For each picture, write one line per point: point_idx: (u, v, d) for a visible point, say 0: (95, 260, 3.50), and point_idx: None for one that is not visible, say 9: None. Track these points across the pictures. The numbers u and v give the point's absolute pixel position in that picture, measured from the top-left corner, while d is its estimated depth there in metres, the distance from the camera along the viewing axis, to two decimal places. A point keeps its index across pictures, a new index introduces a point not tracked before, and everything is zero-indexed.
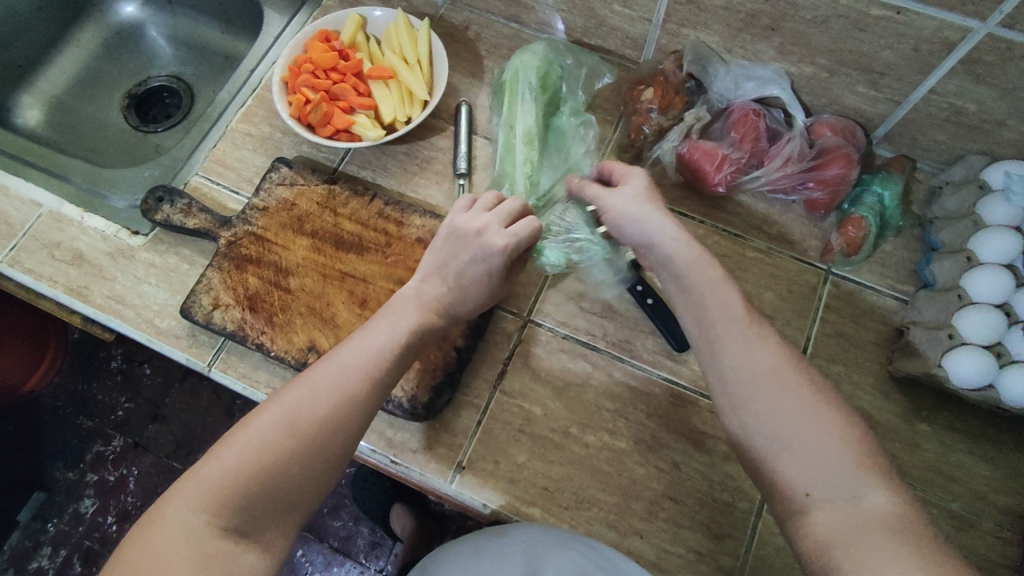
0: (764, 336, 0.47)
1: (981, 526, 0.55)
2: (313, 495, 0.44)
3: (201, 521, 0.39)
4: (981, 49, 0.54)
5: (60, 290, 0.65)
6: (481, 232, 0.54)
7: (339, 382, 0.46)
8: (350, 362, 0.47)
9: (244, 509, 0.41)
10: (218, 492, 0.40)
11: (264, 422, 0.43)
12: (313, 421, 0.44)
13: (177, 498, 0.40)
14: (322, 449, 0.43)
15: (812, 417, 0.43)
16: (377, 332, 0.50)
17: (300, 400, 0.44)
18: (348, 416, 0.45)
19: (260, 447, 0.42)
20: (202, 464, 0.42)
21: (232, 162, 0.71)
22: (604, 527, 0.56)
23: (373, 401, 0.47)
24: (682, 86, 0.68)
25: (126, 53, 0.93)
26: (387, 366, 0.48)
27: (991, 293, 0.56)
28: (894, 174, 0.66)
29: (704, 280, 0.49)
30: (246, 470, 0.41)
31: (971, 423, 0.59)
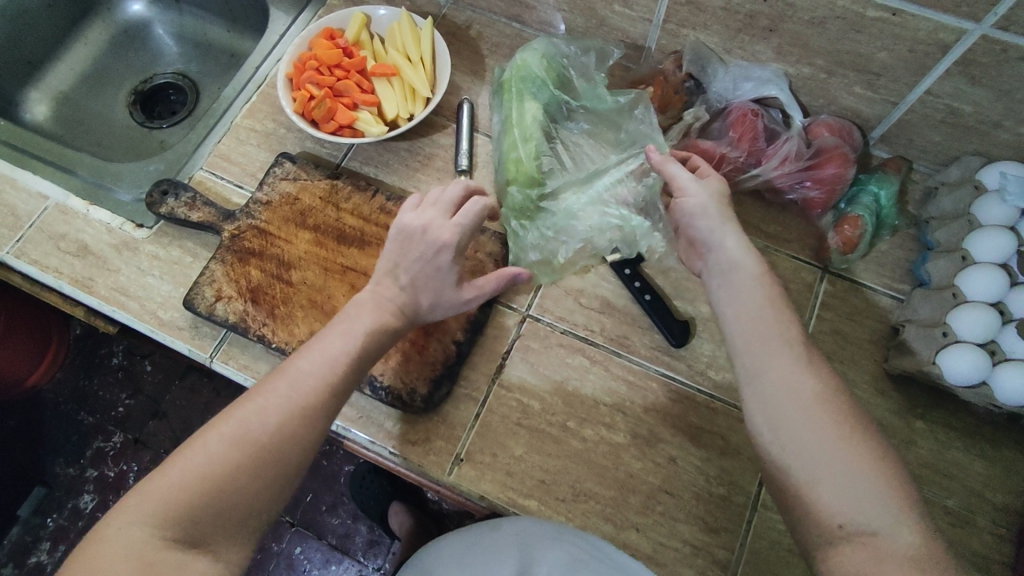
0: (812, 360, 0.48)
1: (977, 523, 0.56)
2: (270, 506, 0.44)
3: (143, 534, 0.40)
4: (976, 51, 0.54)
5: (65, 281, 0.65)
6: (424, 228, 0.55)
7: (293, 392, 0.47)
8: (304, 371, 0.48)
9: (190, 521, 0.41)
10: (162, 508, 0.41)
11: (216, 435, 0.44)
12: (264, 432, 0.45)
13: (121, 514, 0.40)
14: (275, 461, 0.44)
15: (850, 450, 0.44)
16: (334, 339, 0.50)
17: (250, 411, 0.45)
18: (301, 423, 0.46)
19: (206, 461, 0.43)
20: (153, 478, 0.42)
21: (237, 157, 0.72)
22: (601, 520, 0.56)
23: (327, 408, 0.47)
24: (681, 86, 0.70)
25: (133, 50, 0.94)
26: (340, 373, 0.49)
27: (986, 292, 0.56)
28: (891, 175, 0.67)
29: (759, 296, 0.51)
30: (191, 485, 0.42)
31: (966, 421, 0.59)
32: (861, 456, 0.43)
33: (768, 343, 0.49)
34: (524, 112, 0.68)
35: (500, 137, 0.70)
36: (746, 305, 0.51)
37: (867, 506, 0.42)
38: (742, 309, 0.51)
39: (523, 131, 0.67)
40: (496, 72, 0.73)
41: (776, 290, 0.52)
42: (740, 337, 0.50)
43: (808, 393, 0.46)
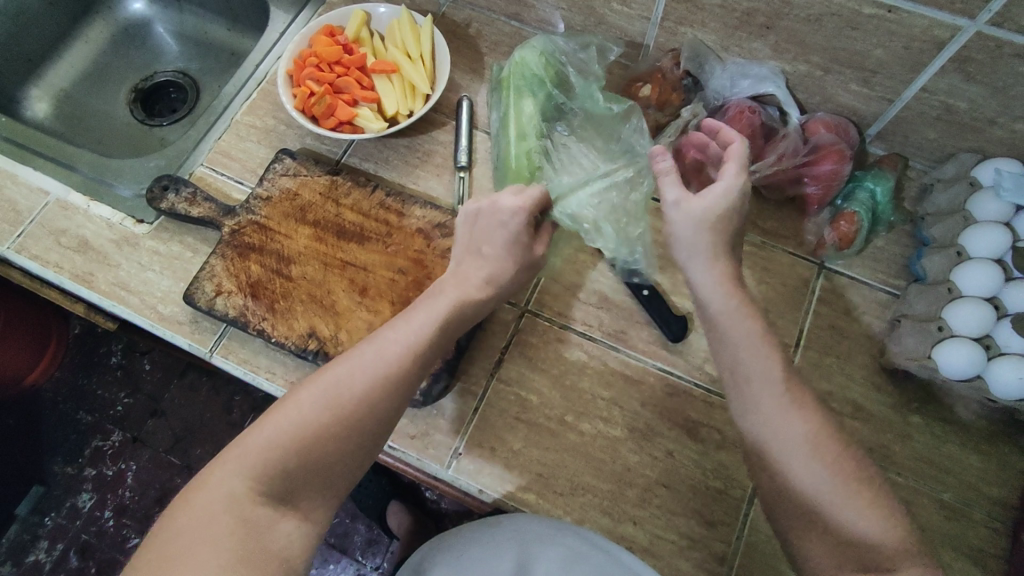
0: (797, 399, 0.47)
1: (972, 516, 0.56)
2: (355, 469, 0.46)
3: (240, 487, 0.42)
4: (970, 47, 0.55)
5: (65, 276, 0.66)
6: (494, 203, 0.54)
7: (381, 362, 0.47)
8: (392, 340, 0.48)
9: (282, 478, 0.43)
10: (259, 464, 0.43)
11: (307, 397, 0.45)
12: (354, 397, 0.45)
13: (224, 462, 0.43)
14: (361, 429, 0.45)
15: (852, 493, 0.44)
16: (424, 311, 0.50)
17: (341, 374, 0.46)
18: (388, 393, 0.46)
19: (299, 423, 0.44)
20: (250, 432, 0.44)
21: (237, 153, 0.73)
22: (599, 513, 0.57)
23: (414, 378, 0.48)
24: (679, 83, 0.70)
25: (133, 49, 0.95)
26: (426, 350, 0.48)
27: (982, 286, 0.56)
28: (886, 171, 0.67)
29: (739, 333, 0.49)
30: (285, 443, 0.43)
31: (962, 416, 0.59)
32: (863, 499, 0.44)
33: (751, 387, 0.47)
34: (523, 109, 0.68)
35: (498, 133, 0.70)
36: (730, 345, 0.49)
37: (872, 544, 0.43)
38: (728, 353, 0.49)
39: (523, 127, 0.68)
40: (496, 68, 0.74)
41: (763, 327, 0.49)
42: (732, 379, 0.49)
43: (798, 439, 0.45)
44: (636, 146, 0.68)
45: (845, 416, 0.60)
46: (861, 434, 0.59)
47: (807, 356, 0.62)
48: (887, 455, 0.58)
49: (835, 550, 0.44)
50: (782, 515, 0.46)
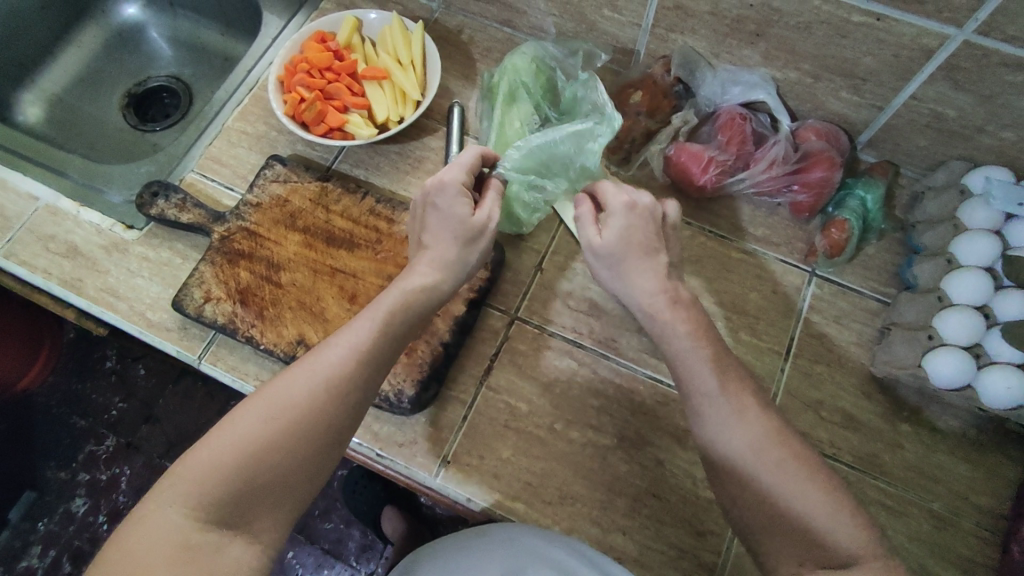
0: (751, 405, 0.48)
1: (962, 526, 0.56)
2: (309, 481, 0.46)
3: (179, 515, 0.41)
4: (959, 56, 0.55)
5: (54, 282, 0.65)
6: (426, 186, 0.55)
7: (324, 369, 0.47)
8: (334, 347, 0.48)
9: (227, 500, 0.42)
10: (198, 490, 0.42)
11: (248, 414, 0.45)
12: (295, 408, 0.45)
13: (161, 492, 0.42)
14: (308, 438, 0.45)
15: (808, 489, 0.45)
16: (365, 314, 0.50)
17: (280, 389, 0.46)
18: (334, 398, 0.46)
19: (237, 443, 0.44)
20: (191, 455, 0.44)
21: (228, 159, 0.72)
22: (587, 522, 0.56)
23: (361, 380, 0.48)
24: (670, 90, 0.69)
25: (127, 54, 0.95)
26: (371, 356, 0.49)
27: (971, 295, 0.56)
28: (877, 178, 0.67)
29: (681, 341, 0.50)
30: (225, 464, 0.43)
31: (953, 425, 0.59)
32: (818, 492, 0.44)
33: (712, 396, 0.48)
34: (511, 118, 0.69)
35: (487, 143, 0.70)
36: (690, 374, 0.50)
37: (828, 538, 0.43)
38: (682, 364, 0.50)
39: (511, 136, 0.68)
40: (484, 74, 0.74)
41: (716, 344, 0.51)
42: (689, 393, 0.50)
43: (754, 445, 0.46)
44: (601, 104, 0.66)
45: (835, 425, 0.60)
46: (851, 443, 0.59)
47: (797, 364, 0.62)
48: (877, 463, 0.58)
49: (797, 559, 0.44)
50: (744, 519, 0.46)
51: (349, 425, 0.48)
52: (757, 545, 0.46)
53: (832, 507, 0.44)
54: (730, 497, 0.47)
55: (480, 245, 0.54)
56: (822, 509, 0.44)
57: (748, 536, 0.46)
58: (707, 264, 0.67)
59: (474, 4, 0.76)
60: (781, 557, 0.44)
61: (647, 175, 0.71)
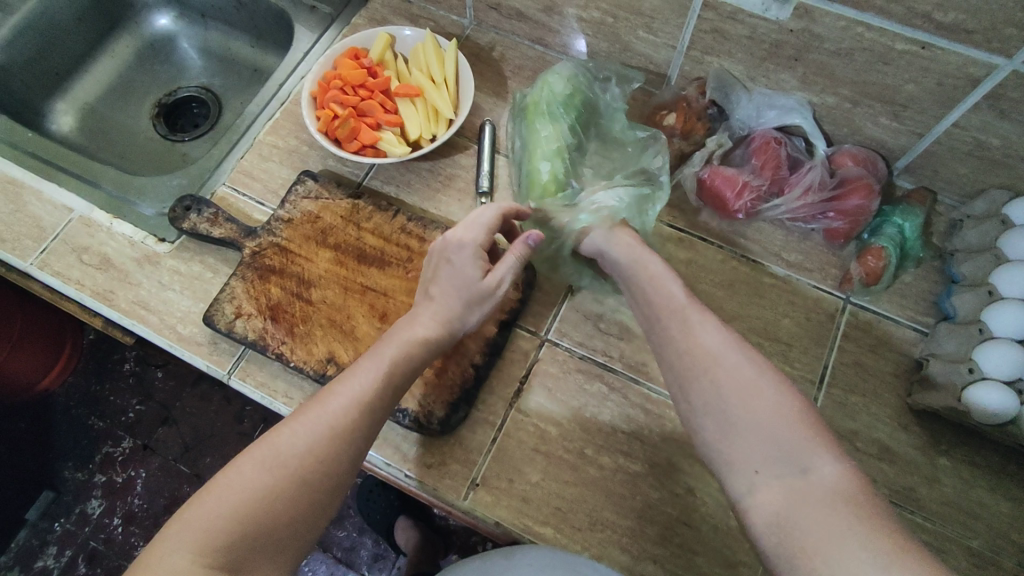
0: (706, 325, 0.52)
1: (1002, 564, 0.54)
2: (310, 529, 0.45)
3: (185, 562, 0.40)
4: (1006, 85, 0.54)
5: (86, 294, 0.66)
6: (445, 238, 0.58)
7: (327, 418, 0.47)
8: (337, 394, 0.49)
9: (231, 545, 0.41)
10: (202, 534, 0.41)
11: (252, 463, 0.44)
12: (298, 456, 0.45)
13: (167, 541, 0.41)
14: (311, 488, 0.45)
15: (758, 391, 0.46)
16: (368, 362, 0.51)
17: (283, 439, 0.46)
18: (336, 448, 0.46)
19: (242, 490, 0.43)
20: (193, 504, 0.43)
21: (259, 173, 0.73)
22: (617, 550, 0.56)
23: (362, 429, 0.48)
24: (704, 112, 0.69)
25: (158, 63, 0.96)
26: (375, 404, 0.49)
27: (1014, 328, 0.55)
28: (915, 206, 0.66)
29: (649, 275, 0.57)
30: (230, 512, 0.42)
31: (992, 460, 0.58)
32: (772, 391, 0.46)
33: (676, 319, 0.53)
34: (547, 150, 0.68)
35: (521, 172, 0.69)
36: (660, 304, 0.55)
37: (779, 450, 0.44)
38: (652, 305, 0.55)
39: (554, 174, 0.67)
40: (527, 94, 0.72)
41: (675, 282, 0.56)
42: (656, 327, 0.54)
43: (712, 351, 0.50)
44: (654, 169, 0.67)
45: (870, 456, 0.59)
46: (887, 475, 0.58)
47: (832, 394, 0.61)
48: (913, 498, 0.57)
49: (751, 468, 0.45)
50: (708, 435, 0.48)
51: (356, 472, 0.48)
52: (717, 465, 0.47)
53: (785, 414, 0.45)
54: (684, 409, 0.50)
55: (484, 307, 0.58)
56: (772, 413, 0.45)
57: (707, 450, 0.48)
58: (739, 288, 0.66)
59: (507, 22, 0.76)
60: (735, 470, 0.45)
61: (679, 197, 0.70)
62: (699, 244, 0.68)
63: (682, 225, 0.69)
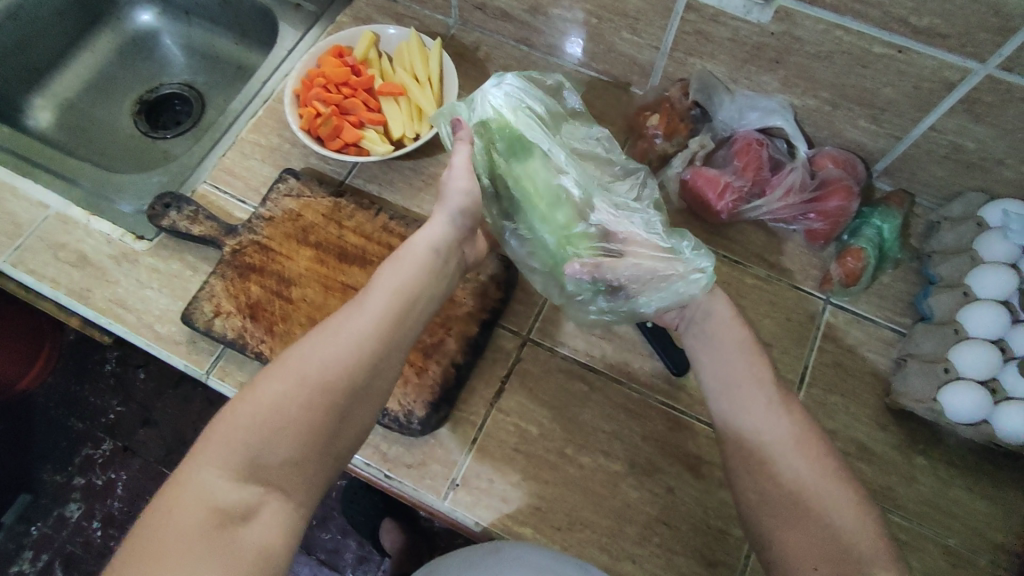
0: (789, 408, 0.51)
1: (976, 562, 0.55)
2: (339, 439, 0.44)
3: (216, 475, 0.40)
4: (980, 89, 0.55)
5: (62, 291, 0.65)
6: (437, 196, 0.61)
7: (353, 327, 0.47)
8: (350, 313, 0.48)
9: (257, 457, 0.41)
10: (229, 450, 0.41)
11: (266, 381, 0.44)
12: (325, 365, 0.45)
13: (199, 455, 0.41)
14: (338, 394, 0.44)
15: (831, 488, 0.47)
16: (381, 282, 0.51)
17: (308, 351, 0.45)
18: (362, 355, 0.46)
19: (269, 400, 0.43)
20: (224, 416, 0.43)
21: (241, 171, 0.72)
22: (597, 549, 0.56)
23: (387, 338, 0.48)
24: (687, 113, 0.70)
25: (140, 59, 0.94)
26: (397, 312, 0.49)
27: (988, 329, 0.56)
28: (894, 208, 0.67)
29: (725, 339, 0.54)
30: (259, 422, 0.42)
31: (967, 459, 0.59)
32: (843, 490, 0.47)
33: (761, 398, 0.51)
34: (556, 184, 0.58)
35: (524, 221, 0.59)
36: (734, 379, 0.52)
37: (840, 547, 0.45)
38: (722, 376, 0.53)
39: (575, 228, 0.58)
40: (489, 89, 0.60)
41: (761, 355, 0.53)
42: (727, 398, 0.52)
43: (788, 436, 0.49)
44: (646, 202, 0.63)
45: (849, 456, 0.59)
46: (865, 474, 0.58)
47: (811, 394, 0.61)
48: (891, 497, 0.57)
49: (809, 561, 0.45)
50: (767, 517, 0.48)
51: (379, 389, 0.47)
52: (762, 542, 0.48)
53: (850, 515, 0.46)
54: (745, 480, 0.49)
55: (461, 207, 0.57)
56: (837, 509, 0.46)
57: (751, 514, 0.49)
58: (722, 289, 0.66)
59: (492, 22, 0.76)
60: (795, 559, 0.46)
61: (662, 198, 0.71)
62: None
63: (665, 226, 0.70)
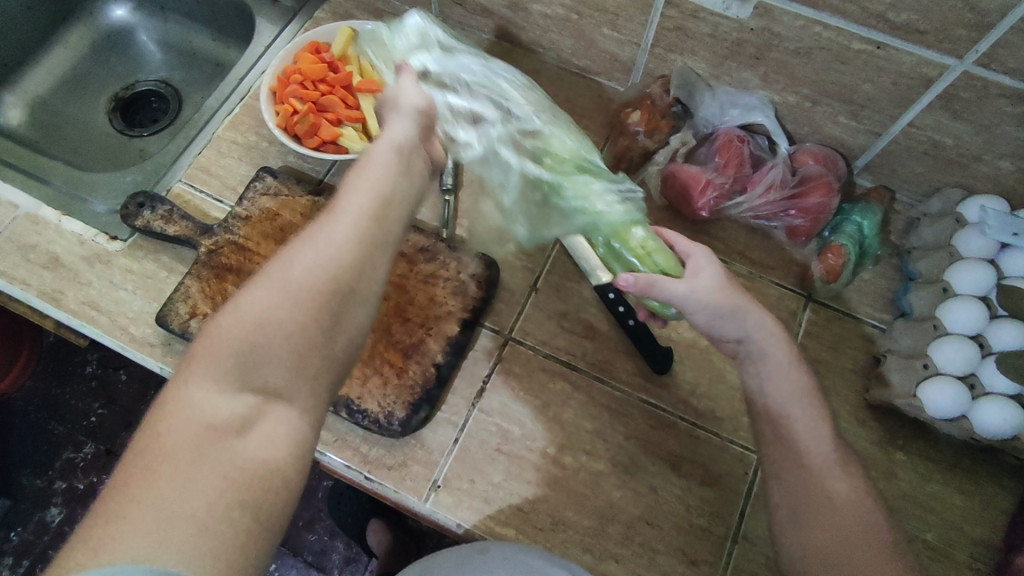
0: (845, 468, 0.49)
1: (955, 556, 0.55)
2: (337, 339, 0.42)
3: (207, 390, 0.38)
4: (957, 85, 0.55)
5: (33, 294, 0.63)
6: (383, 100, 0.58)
7: (335, 227, 0.43)
8: (331, 218, 0.44)
9: (251, 366, 0.40)
10: (220, 364, 0.39)
11: (254, 290, 0.41)
12: (308, 267, 0.41)
13: (190, 373, 0.39)
14: (328, 293, 0.41)
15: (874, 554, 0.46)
16: (354, 184, 0.47)
17: (290, 259, 0.42)
18: (347, 253, 0.42)
19: (256, 309, 0.40)
20: (212, 331, 0.41)
21: (217, 169, 0.71)
22: (579, 550, 0.56)
23: (373, 235, 0.44)
24: (668, 110, 0.69)
25: (115, 55, 0.92)
26: (379, 210, 0.46)
27: (967, 324, 0.56)
28: (874, 205, 0.67)
29: (788, 384, 0.51)
30: (248, 330, 0.40)
31: (946, 454, 0.59)
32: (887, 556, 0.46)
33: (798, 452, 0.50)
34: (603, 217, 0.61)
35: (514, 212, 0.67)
36: (794, 430, 0.50)
37: None
38: (780, 425, 0.50)
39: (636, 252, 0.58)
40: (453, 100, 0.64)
41: (821, 408, 0.51)
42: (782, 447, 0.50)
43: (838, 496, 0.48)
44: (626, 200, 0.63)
45: None
46: None
47: None
48: None
49: None
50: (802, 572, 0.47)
51: (374, 288, 0.44)
52: None
53: None
54: (790, 533, 0.49)
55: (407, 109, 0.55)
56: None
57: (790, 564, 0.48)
58: None
59: (472, 18, 0.75)
60: None
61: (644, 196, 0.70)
62: None
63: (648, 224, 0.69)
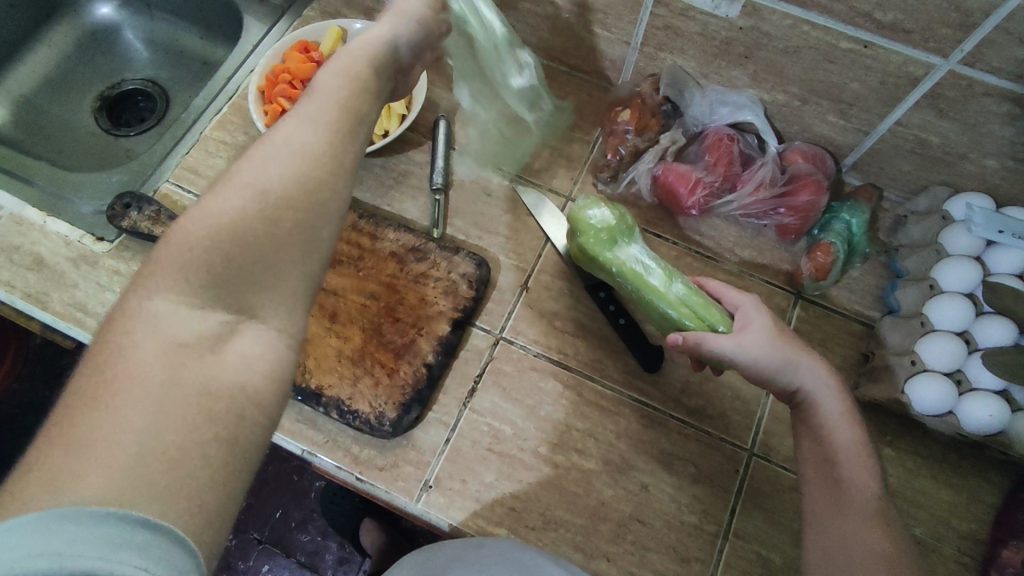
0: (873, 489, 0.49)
1: (943, 551, 0.56)
2: (310, 257, 0.38)
3: (168, 303, 0.33)
4: (943, 85, 0.55)
5: (17, 296, 0.63)
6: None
7: (303, 132, 0.38)
8: (296, 122, 0.39)
9: (220, 278, 0.35)
10: (182, 274, 0.34)
11: (217, 192, 0.36)
12: (278, 175, 0.37)
13: (146, 283, 0.33)
14: (302, 205, 0.37)
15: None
16: (320, 85, 0.41)
17: (256, 162, 0.37)
18: (321, 163, 0.38)
19: (222, 216, 0.35)
20: (169, 238, 0.35)
21: (205, 169, 0.70)
22: (571, 548, 0.56)
23: (346, 144, 0.40)
24: (658, 109, 0.70)
25: (100, 54, 0.91)
26: (348, 116, 0.41)
27: (954, 321, 0.57)
28: (862, 203, 0.68)
29: (838, 429, 0.51)
30: (218, 237, 0.35)
31: (933, 450, 0.60)
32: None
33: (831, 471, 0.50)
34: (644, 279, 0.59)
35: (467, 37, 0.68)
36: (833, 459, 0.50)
37: None
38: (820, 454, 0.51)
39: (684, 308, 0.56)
40: None
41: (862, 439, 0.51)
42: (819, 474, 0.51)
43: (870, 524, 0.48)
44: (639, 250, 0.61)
45: None
46: None
47: None
48: None
49: None
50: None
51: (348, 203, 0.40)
52: None
53: None
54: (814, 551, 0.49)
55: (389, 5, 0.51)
56: None
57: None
58: None
59: None
60: None
61: (635, 194, 0.70)
62: (654, 241, 0.68)
63: (639, 222, 0.69)
